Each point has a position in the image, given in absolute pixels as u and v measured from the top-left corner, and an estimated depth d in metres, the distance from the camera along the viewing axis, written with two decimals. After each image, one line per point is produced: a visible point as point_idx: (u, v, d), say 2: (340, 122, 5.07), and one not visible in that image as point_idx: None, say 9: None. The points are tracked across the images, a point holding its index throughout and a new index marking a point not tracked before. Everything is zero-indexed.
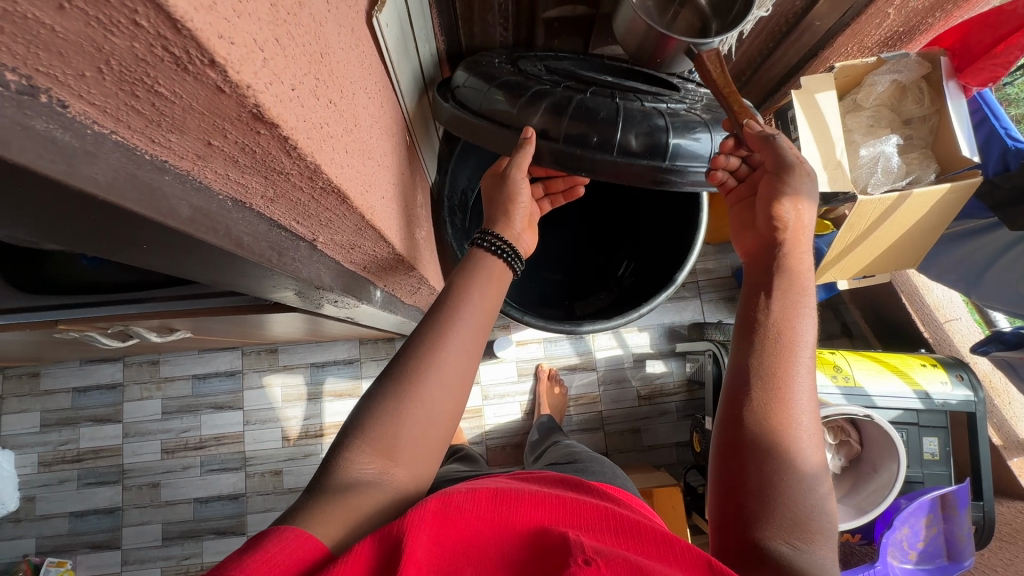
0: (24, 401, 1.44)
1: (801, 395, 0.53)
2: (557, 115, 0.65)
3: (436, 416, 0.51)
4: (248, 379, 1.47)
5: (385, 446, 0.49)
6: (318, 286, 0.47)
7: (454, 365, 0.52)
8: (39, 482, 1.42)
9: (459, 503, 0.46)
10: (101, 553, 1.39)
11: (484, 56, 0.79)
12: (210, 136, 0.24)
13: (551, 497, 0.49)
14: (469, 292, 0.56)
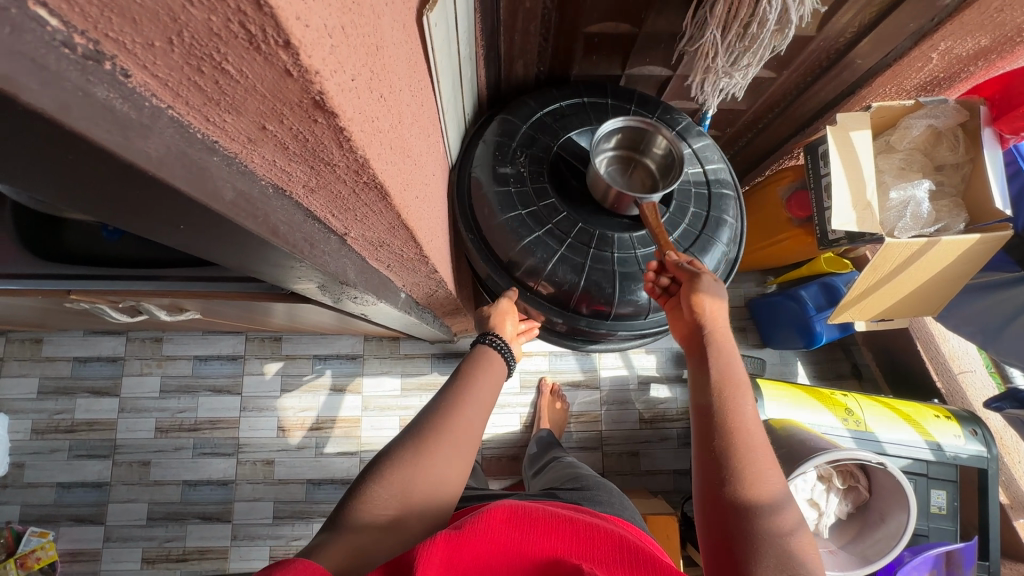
0: (25, 366, 1.44)
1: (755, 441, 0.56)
2: (542, 254, 0.80)
3: (448, 474, 0.60)
4: (249, 365, 1.46)
5: (402, 496, 0.56)
6: (341, 282, 0.46)
7: (465, 435, 0.63)
8: (30, 449, 1.41)
9: (472, 527, 0.47)
10: (84, 527, 1.38)
11: (511, 116, 0.86)
12: (267, 120, 0.23)
13: (562, 526, 0.50)
14: (476, 381, 0.69)
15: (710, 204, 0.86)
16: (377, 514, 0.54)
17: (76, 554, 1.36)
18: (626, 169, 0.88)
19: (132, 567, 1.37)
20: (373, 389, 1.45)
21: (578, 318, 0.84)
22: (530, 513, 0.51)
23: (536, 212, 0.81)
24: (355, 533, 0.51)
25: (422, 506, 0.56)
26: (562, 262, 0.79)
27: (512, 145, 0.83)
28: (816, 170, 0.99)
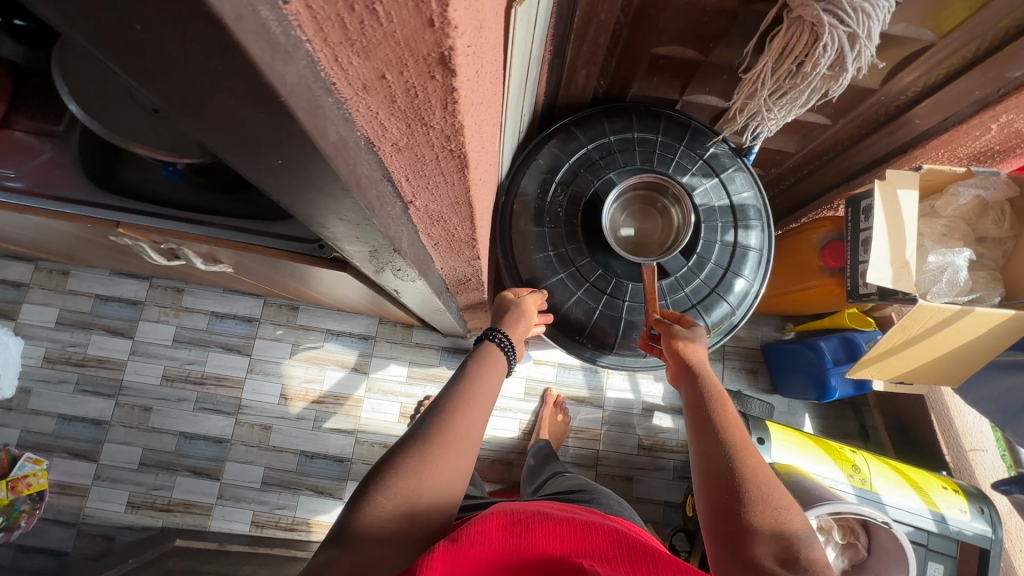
0: (48, 295, 1.47)
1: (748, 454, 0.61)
2: (564, 291, 0.85)
3: (451, 481, 0.61)
4: (263, 329, 1.48)
5: (408, 506, 0.57)
6: (395, 251, 0.47)
7: (466, 436, 0.65)
8: (39, 376, 1.43)
9: (468, 536, 0.47)
10: (77, 461, 1.39)
11: (555, 149, 0.88)
12: (388, 69, 0.24)
13: (558, 528, 0.51)
14: (477, 379, 0.71)
15: (732, 257, 0.85)
16: (382, 526, 0.55)
17: (66, 487, 1.37)
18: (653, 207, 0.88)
19: (117, 509, 1.37)
20: (379, 372, 1.46)
21: (585, 349, 0.89)
22: (526, 518, 0.53)
23: (564, 253, 0.85)
24: (359, 548, 0.53)
25: (426, 515, 0.58)
26: (577, 304, 0.85)
27: (553, 182, 0.86)
28: (856, 223, 1.00)
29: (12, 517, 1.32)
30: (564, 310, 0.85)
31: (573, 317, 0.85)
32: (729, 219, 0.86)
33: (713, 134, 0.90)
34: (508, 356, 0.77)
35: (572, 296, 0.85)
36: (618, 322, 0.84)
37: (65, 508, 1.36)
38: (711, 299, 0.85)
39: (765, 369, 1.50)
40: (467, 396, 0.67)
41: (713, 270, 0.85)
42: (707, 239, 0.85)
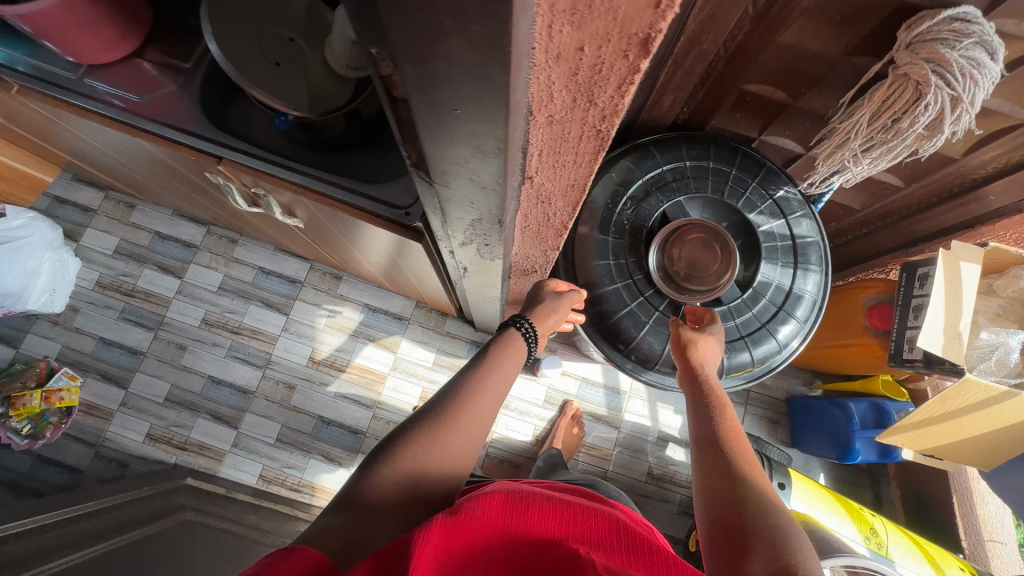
0: (112, 224, 1.54)
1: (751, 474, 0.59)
2: (618, 300, 0.87)
3: (454, 463, 0.63)
4: (304, 292, 1.52)
5: (410, 484, 0.59)
6: (498, 223, 0.50)
7: (474, 422, 0.66)
8: (88, 298, 1.49)
9: (468, 510, 0.48)
10: (108, 385, 1.44)
11: (630, 164, 0.90)
12: (590, 42, 0.27)
13: (558, 509, 0.51)
14: (496, 364, 0.72)
15: (787, 297, 0.87)
16: (384, 497, 0.57)
17: (93, 408, 1.42)
18: (711, 240, 0.85)
19: (135, 438, 1.42)
20: (407, 353, 1.49)
21: (626, 361, 0.89)
22: (527, 496, 0.53)
23: (624, 264, 0.87)
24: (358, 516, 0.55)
25: (423, 495, 0.59)
26: (629, 315, 0.86)
27: (624, 194, 0.89)
28: (910, 288, 1.00)
29: (40, 427, 1.35)
30: (616, 318, 0.87)
31: (621, 327, 0.87)
32: (789, 259, 0.88)
33: (786, 177, 0.92)
34: (528, 345, 0.78)
35: (625, 306, 0.86)
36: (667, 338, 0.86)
37: (88, 427, 1.41)
38: (761, 333, 0.85)
39: (786, 422, 1.49)
40: (480, 382, 0.69)
41: (766, 305, 0.86)
42: (765, 275, 0.86)
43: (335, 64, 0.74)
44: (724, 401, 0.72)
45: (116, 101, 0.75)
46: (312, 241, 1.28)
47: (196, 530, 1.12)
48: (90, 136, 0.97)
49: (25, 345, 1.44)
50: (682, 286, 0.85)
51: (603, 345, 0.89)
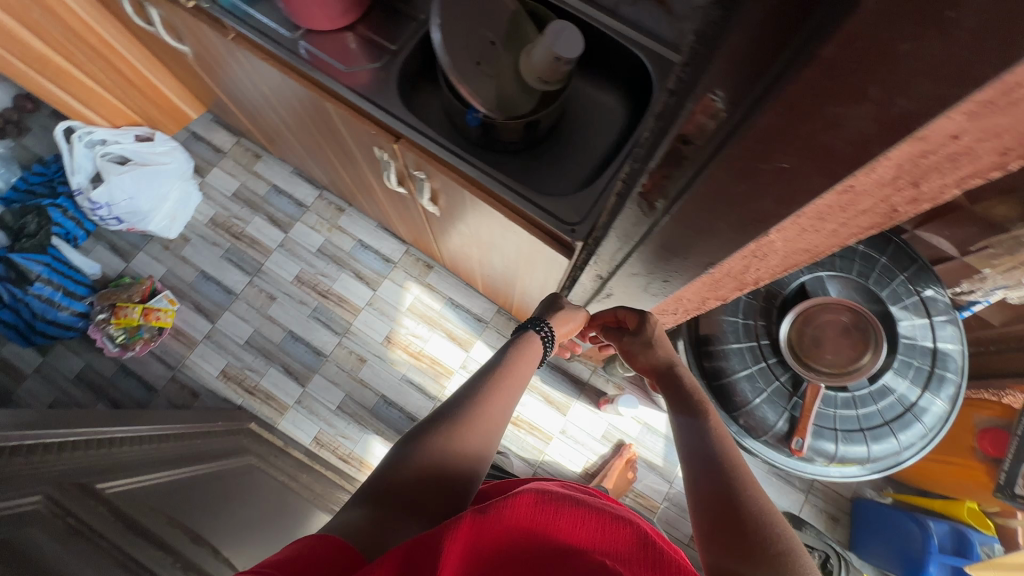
0: (237, 169, 1.63)
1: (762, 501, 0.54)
2: (738, 359, 0.85)
3: (474, 461, 0.62)
4: (395, 273, 1.56)
5: (426, 479, 0.58)
6: (707, 264, 0.51)
7: (489, 419, 0.66)
8: (200, 232, 1.58)
9: (499, 508, 0.45)
10: (198, 317, 1.51)
11: None
12: (978, 135, 0.26)
13: (591, 512, 0.46)
14: (515, 364, 0.74)
15: (917, 400, 0.82)
16: (402, 493, 0.56)
17: (180, 334, 1.49)
18: (851, 324, 0.82)
19: (211, 372, 1.47)
20: (479, 356, 1.50)
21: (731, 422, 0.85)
22: (560, 495, 0.48)
23: (752, 326, 0.86)
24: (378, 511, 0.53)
25: (441, 489, 0.58)
26: (748, 379, 0.84)
27: None
28: None
29: (132, 339, 1.43)
30: (732, 377, 0.84)
31: (736, 387, 0.84)
32: (927, 361, 0.83)
33: (936, 278, 0.88)
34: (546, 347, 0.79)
35: (745, 368, 0.84)
36: (783, 410, 0.82)
37: (172, 352, 1.48)
38: (884, 429, 0.81)
39: (847, 522, 1.42)
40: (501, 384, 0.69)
41: (893, 403, 0.82)
42: (898, 372, 0.82)
43: (528, 75, 0.77)
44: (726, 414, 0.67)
45: (311, 62, 0.82)
46: (422, 230, 1.32)
47: (257, 476, 1.15)
48: (266, 91, 1.04)
49: (136, 261, 1.54)
50: (813, 364, 0.82)
51: (713, 403, 0.86)
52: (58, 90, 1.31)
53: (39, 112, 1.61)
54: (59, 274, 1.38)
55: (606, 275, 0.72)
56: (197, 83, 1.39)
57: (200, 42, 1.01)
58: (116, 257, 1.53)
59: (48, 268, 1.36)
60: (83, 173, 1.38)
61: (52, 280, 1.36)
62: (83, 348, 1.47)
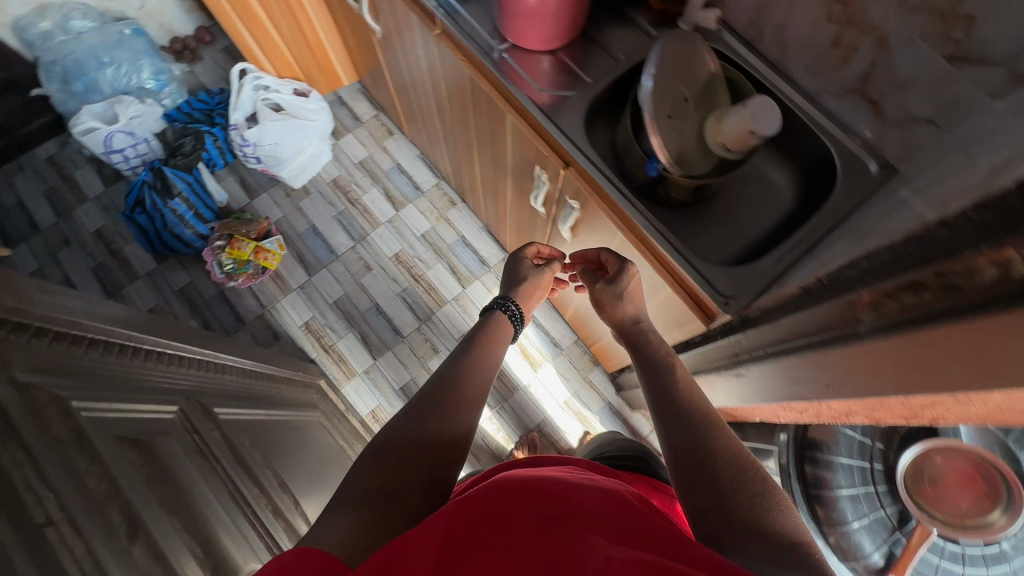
0: (369, 141, 1.71)
1: (724, 441, 0.56)
2: (843, 474, 0.82)
3: (450, 442, 0.64)
4: (487, 277, 1.59)
5: (404, 463, 0.59)
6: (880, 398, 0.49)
7: (467, 396, 0.70)
8: (320, 189, 1.67)
9: (465, 512, 0.46)
10: (297, 266, 1.58)
11: None
12: None
13: (559, 495, 0.47)
14: (484, 346, 0.80)
15: None
16: (374, 485, 0.56)
17: (278, 278, 1.57)
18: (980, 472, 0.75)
19: (295, 321, 1.54)
20: (546, 379, 1.50)
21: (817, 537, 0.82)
22: (524, 488, 0.48)
23: (867, 447, 0.82)
24: (363, 509, 0.53)
25: (423, 468, 0.60)
26: (851, 500, 0.81)
27: None
28: None
29: (238, 271, 1.51)
30: (833, 491, 0.82)
31: (834, 502, 0.81)
32: None
33: None
34: (516, 326, 0.86)
35: (848, 485, 0.81)
36: (882, 544, 0.78)
37: (266, 292, 1.56)
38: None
39: None
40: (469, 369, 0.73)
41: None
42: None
43: (713, 139, 0.78)
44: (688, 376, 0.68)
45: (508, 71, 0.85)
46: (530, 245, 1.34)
47: (322, 431, 1.18)
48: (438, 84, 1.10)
49: (258, 200, 1.64)
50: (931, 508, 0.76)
51: (803, 509, 0.83)
52: (245, 33, 1.41)
53: (212, 47, 1.80)
54: (196, 197, 1.48)
55: (746, 354, 0.72)
56: (364, 53, 1.47)
57: (394, 27, 1.09)
58: (242, 192, 1.64)
59: (189, 188, 1.47)
60: (243, 112, 1.49)
61: (188, 201, 1.47)
62: (193, 266, 1.57)
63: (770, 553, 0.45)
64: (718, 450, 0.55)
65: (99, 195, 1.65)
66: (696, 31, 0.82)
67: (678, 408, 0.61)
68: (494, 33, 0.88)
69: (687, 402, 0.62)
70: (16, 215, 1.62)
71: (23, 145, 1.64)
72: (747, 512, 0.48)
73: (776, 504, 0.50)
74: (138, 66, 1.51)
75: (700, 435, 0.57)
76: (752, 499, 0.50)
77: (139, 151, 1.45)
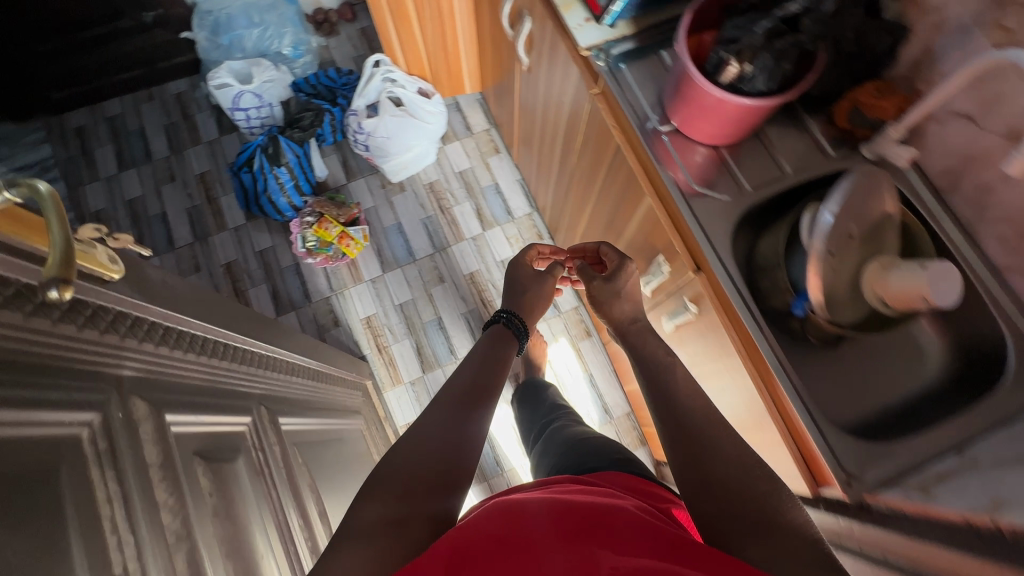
0: (474, 152, 1.70)
1: (720, 447, 0.60)
2: None
3: (436, 450, 0.61)
4: (554, 320, 1.57)
5: (410, 479, 0.58)
6: None
7: (470, 412, 0.68)
8: (415, 189, 1.66)
9: (462, 545, 0.47)
10: (373, 259, 1.59)
11: None
12: None
13: (553, 514, 0.50)
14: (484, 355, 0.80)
15: None
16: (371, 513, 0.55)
17: (353, 266, 1.57)
18: None
19: (358, 313, 1.54)
20: None
21: None
22: (520, 514, 0.51)
23: None
24: (374, 543, 0.52)
25: (419, 484, 0.58)
26: None
27: None
28: None
29: (318, 250, 1.52)
30: None
31: None
32: None
33: None
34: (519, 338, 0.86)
35: None
36: None
37: (337, 275, 1.57)
38: None
39: None
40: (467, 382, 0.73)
41: None
42: None
43: (871, 287, 0.70)
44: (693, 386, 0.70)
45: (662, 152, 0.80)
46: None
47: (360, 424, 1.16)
48: (573, 131, 1.05)
49: (354, 184, 1.65)
50: None
51: None
52: (392, 24, 1.39)
53: (350, 24, 1.85)
54: (301, 170, 1.50)
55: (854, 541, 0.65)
56: (500, 68, 1.45)
57: (545, 64, 1.04)
58: (341, 172, 1.66)
59: (296, 160, 1.50)
60: (366, 100, 1.50)
61: (292, 171, 1.50)
62: (278, 231, 1.61)
63: (781, 554, 0.50)
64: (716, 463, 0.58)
65: (212, 140, 1.71)
66: (884, 168, 0.73)
67: (681, 423, 0.63)
68: (655, 106, 0.81)
69: (690, 415, 0.64)
70: (135, 140, 1.71)
71: (159, 77, 1.73)
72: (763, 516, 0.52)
73: (782, 503, 0.54)
74: (283, 32, 1.53)
75: (695, 446, 0.60)
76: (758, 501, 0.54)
77: (261, 113, 1.48)
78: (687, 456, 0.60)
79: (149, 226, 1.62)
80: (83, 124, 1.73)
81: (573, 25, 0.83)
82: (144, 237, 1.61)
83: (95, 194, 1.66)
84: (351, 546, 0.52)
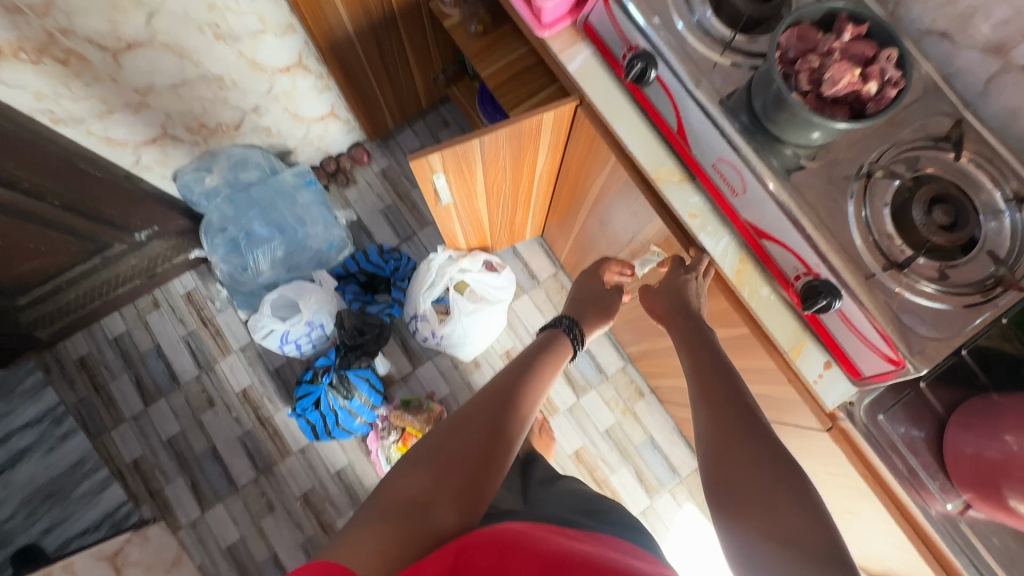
0: (547, 304, 1.51)
1: (741, 438, 0.55)
2: None
3: (473, 427, 0.62)
4: (678, 489, 1.42)
5: (445, 459, 0.58)
6: None
7: (513, 398, 0.68)
8: (492, 360, 1.47)
9: (474, 552, 0.50)
10: None
11: None
12: None
13: (558, 559, 0.48)
14: (539, 369, 0.75)
15: None
16: (401, 493, 0.55)
17: None
18: None
19: None
20: None
21: None
22: (530, 543, 0.51)
23: None
24: (392, 524, 0.52)
25: (450, 484, 0.57)
26: None
27: None
28: None
29: None
30: None
31: None
32: None
33: None
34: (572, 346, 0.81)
35: None
36: None
37: None
38: None
39: None
40: (514, 375, 0.72)
41: None
42: None
43: None
44: (748, 401, 0.59)
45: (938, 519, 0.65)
46: None
47: None
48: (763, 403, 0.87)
49: (422, 369, 1.46)
50: None
51: None
52: (459, 230, 1.14)
53: (367, 167, 1.56)
54: (374, 393, 1.29)
55: None
56: (581, 243, 1.24)
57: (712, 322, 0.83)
58: (405, 359, 1.46)
59: (368, 384, 1.29)
60: (430, 298, 1.27)
61: (365, 398, 1.28)
62: (352, 445, 1.42)
63: (774, 520, 0.49)
64: (727, 411, 0.58)
65: (244, 345, 1.47)
66: None
67: (696, 369, 0.64)
68: (936, 472, 0.65)
69: (714, 380, 0.62)
70: (153, 362, 1.46)
71: (159, 282, 1.46)
72: (775, 488, 0.50)
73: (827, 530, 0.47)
74: (313, 230, 1.30)
75: (699, 372, 0.64)
76: (796, 520, 0.48)
77: (313, 336, 1.26)
78: (706, 415, 0.59)
79: (201, 467, 1.41)
80: (84, 353, 1.46)
81: (811, 378, 0.68)
82: (198, 481, 1.40)
83: (126, 440, 1.42)
84: (367, 533, 0.51)
